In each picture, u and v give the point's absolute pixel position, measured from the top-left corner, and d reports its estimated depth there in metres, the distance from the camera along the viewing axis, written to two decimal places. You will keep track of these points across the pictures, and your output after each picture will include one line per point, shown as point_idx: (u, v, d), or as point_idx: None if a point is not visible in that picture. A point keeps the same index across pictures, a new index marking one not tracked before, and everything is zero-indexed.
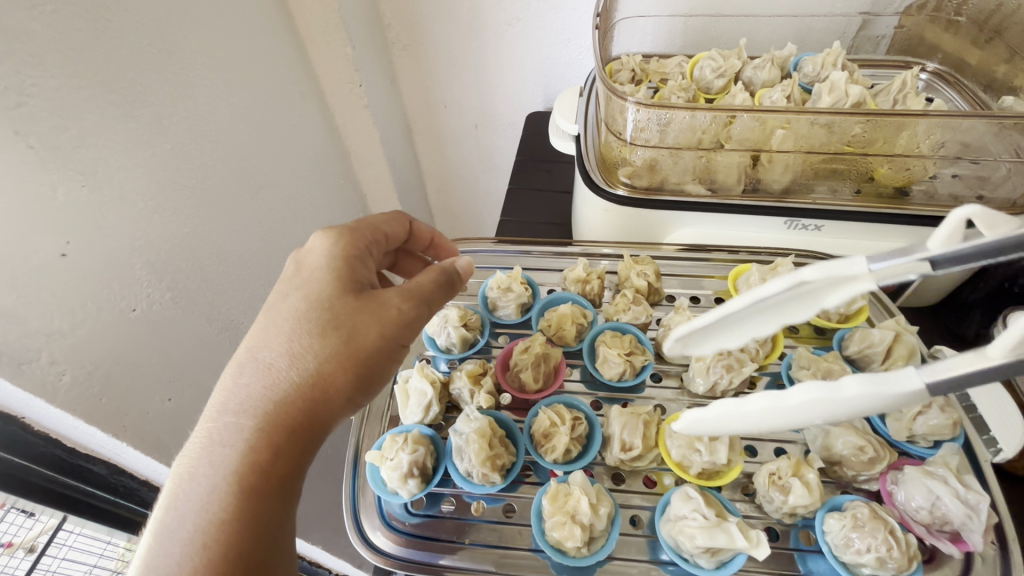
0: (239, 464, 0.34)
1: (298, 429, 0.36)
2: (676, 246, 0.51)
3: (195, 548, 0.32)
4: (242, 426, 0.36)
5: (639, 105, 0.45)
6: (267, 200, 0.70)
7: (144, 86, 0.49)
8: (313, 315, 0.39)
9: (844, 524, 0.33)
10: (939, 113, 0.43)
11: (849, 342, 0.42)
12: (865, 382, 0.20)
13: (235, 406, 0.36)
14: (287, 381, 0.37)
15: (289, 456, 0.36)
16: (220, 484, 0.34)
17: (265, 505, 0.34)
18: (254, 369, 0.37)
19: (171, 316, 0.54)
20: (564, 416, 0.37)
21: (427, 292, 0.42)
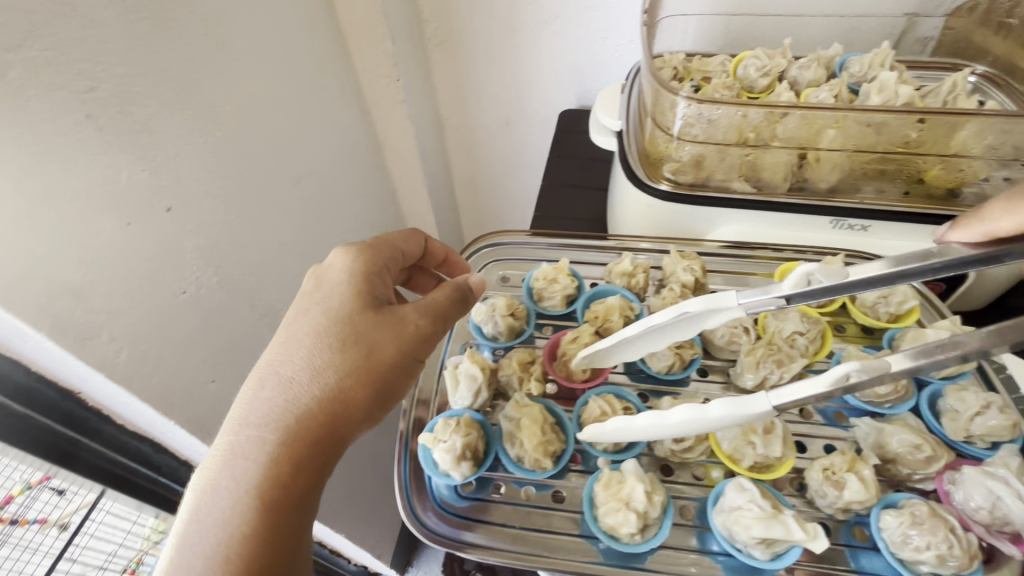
0: (261, 478, 0.36)
1: (317, 442, 0.38)
2: (718, 243, 0.51)
3: (218, 557, 0.34)
4: (264, 440, 0.37)
5: (690, 99, 0.46)
6: (308, 190, 0.71)
7: (201, 75, 0.50)
8: (334, 330, 0.41)
9: (902, 521, 0.32)
10: (995, 113, 0.43)
11: (901, 342, 0.41)
12: (726, 407, 0.30)
13: (257, 419, 0.38)
14: (308, 394, 0.39)
15: (309, 471, 0.38)
16: (243, 498, 0.36)
17: (288, 518, 0.37)
18: (275, 382, 0.39)
19: (218, 300, 0.55)
20: (615, 407, 0.38)
21: (444, 310, 0.44)
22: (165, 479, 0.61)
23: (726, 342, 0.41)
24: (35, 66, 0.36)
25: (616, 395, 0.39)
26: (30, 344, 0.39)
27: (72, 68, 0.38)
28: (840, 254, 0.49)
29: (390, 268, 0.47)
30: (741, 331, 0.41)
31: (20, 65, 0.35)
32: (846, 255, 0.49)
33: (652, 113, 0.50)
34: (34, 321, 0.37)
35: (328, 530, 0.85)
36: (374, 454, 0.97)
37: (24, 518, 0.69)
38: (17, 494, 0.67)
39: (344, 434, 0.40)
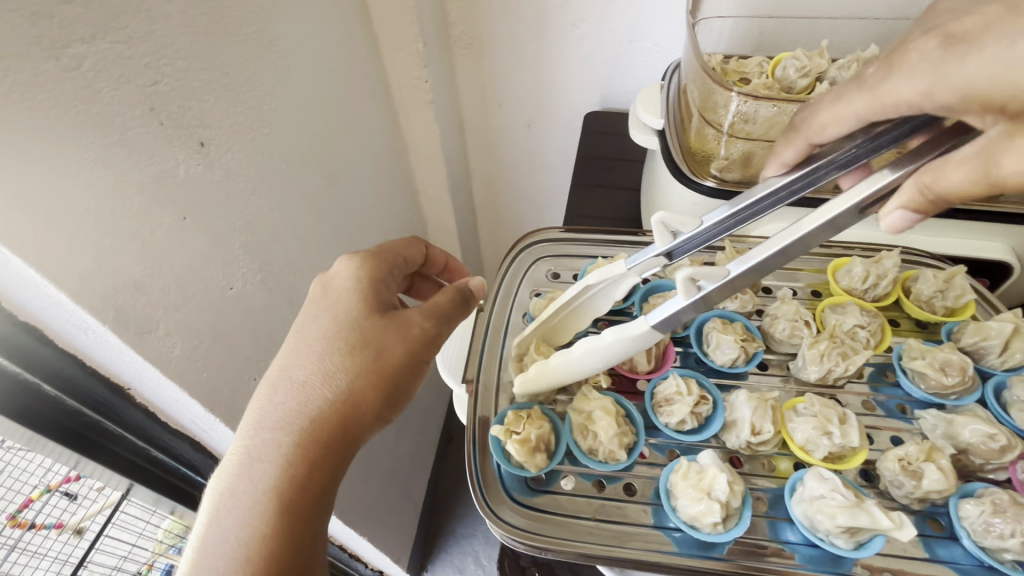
0: (278, 479, 0.37)
1: (328, 442, 0.39)
2: (764, 240, 0.51)
3: (238, 559, 0.35)
4: (279, 442, 0.38)
5: (744, 94, 0.48)
6: (340, 190, 0.71)
7: (251, 72, 0.50)
8: (340, 335, 0.41)
9: (984, 509, 0.32)
10: None
11: (961, 335, 0.41)
12: (616, 335, 0.35)
13: (270, 423, 0.39)
14: (319, 397, 0.40)
15: (323, 471, 0.38)
16: (260, 500, 0.37)
17: (305, 519, 0.37)
18: (288, 387, 0.40)
19: (260, 296, 0.55)
20: (691, 389, 0.37)
21: (445, 311, 0.44)
22: (201, 479, 0.61)
23: (787, 335, 0.40)
24: (108, 59, 0.36)
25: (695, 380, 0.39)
26: (90, 337, 0.39)
27: (140, 60, 0.38)
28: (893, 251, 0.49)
29: (393, 276, 0.48)
30: (802, 324, 0.40)
31: (93, 57, 0.35)
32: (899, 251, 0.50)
33: (700, 110, 0.51)
34: (99, 313, 0.37)
35: (352, 533, 0.85)
36: (394, 457, 0.97)
37: (41, 524, 0.69)
38: (36, 498, 0.67)
39: (355, 435, 0.40)
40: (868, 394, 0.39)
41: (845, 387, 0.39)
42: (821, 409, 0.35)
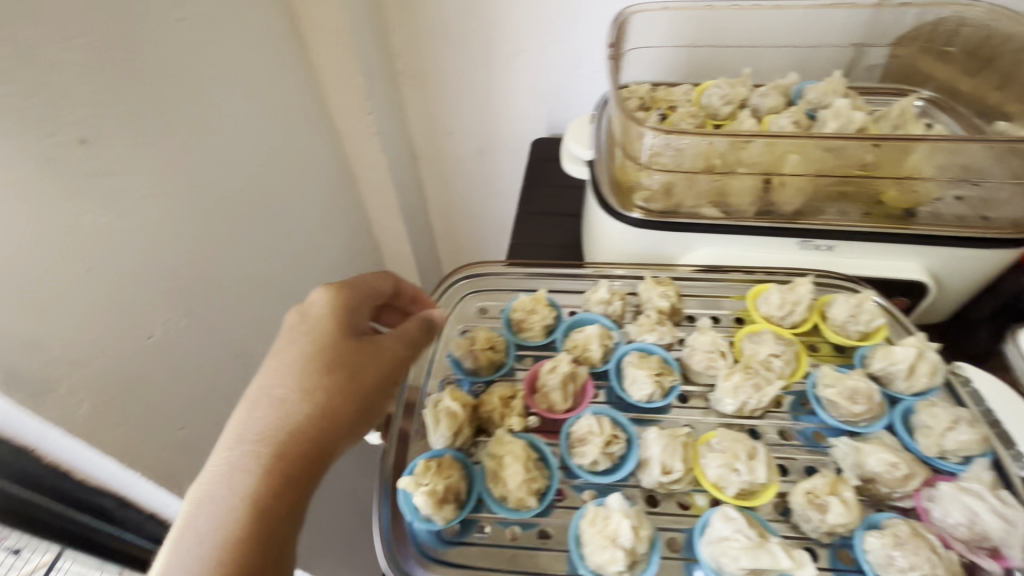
0: (253, 494, 0.34)
1: (304, 461, 0.36)
2: (692, 267, 0.51)
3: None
4: (257, 457, 0.35)
5: (656, 130, 0.47)
6: (277, 226, 0.69)
7: (170, 116, 0.50)
8: (322, 351, 0.39)
9: (885, 542, 0.30)
10: (938, 138, 0.45)
11: (871, 359, 0.39)
12: None
13: (250, 437, 0.36)
14: (297, 414, 0.37)
15: (297, 492, 0.35)
16: (232, 520, 0.34)
17: (269, 549, 0.34)
18: (267, 403, 0.37)
19: (187, 341, 0.53)
20: (604, 429, 0.35)
21: (417, 334, 0.42)
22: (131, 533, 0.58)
23: (704, 366, 0.40)
24: None
25: (610, 418, 0.37)
26: None
27: (33, 113, 0.38)
28: (812, 274, 0.50)
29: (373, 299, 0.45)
30: (717, 355, 0.40)
31: None
32: (817, 275, 0.50)
33: (622, 143, 0.51)
34: None
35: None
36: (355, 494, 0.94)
37: None
38: None
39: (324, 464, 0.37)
40: (786, 423, 0.38)
41: (764, 417, 0.38)
42: (729, 446, 0.34)
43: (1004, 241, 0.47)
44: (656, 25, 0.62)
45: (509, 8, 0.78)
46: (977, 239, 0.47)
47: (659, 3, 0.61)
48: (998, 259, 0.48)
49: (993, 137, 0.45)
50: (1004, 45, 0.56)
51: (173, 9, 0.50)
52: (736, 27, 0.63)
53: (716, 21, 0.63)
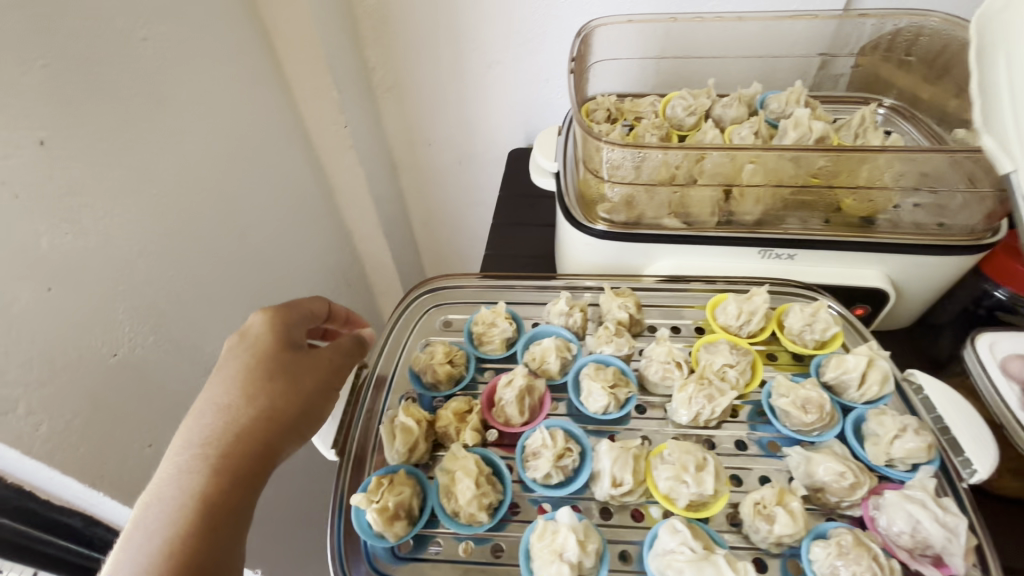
0: (199, 494, 0.35)
1: (248, 463, 0.37)
2: (655, 277, 0.51)
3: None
4: (205, 458, 0.36)
5: (613, 144, 0.48)
6: (251, 241, 0.70)
7: (135, 134, 0.50)
8: (263, 361, 0.40)
9: (829, 551, 0.31)
10: (898, 148, 0.47)
11: (825, 369, 0.39)
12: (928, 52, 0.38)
13: (197, 441, 0.37)
14: (241, 419, 0.38)
15: (241, 494, 0.36)
16: (179, 519, 0.34)
17: (214, 550, 0.34)
18: (213, 408, 0.38)
19: (154, 359, 0.53)
20: (557, 442, 0.36)
21: (352, 346, 0.44)
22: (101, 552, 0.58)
23: (660, 378, 0.40)
24: None
25: (565, 431, 0.38)
26: None
27: None
28: (766, 284, 0.50)
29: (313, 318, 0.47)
30: (673, 366, 0.40)
31: None
32: (772, 283, 0.50)
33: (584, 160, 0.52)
34: None
35: None
36: None
37: None
38: None
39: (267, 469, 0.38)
40: (742, 433, 0.38)
41: (719, 428, 0.39)
42: (678, 457, 0.34)
43: (962, 247, 0.48)
44: (620, 38, 0.63)
45: (482, 21, 0.79)
46: (936, 246, 0.48)
47: (624, 16, 0.61)
48: (957, 265, 0.49)
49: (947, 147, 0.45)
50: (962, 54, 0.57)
51: (137, 28, 0.50)
52: (704, 37, 0.63)
53: (684, 32, 0.63)
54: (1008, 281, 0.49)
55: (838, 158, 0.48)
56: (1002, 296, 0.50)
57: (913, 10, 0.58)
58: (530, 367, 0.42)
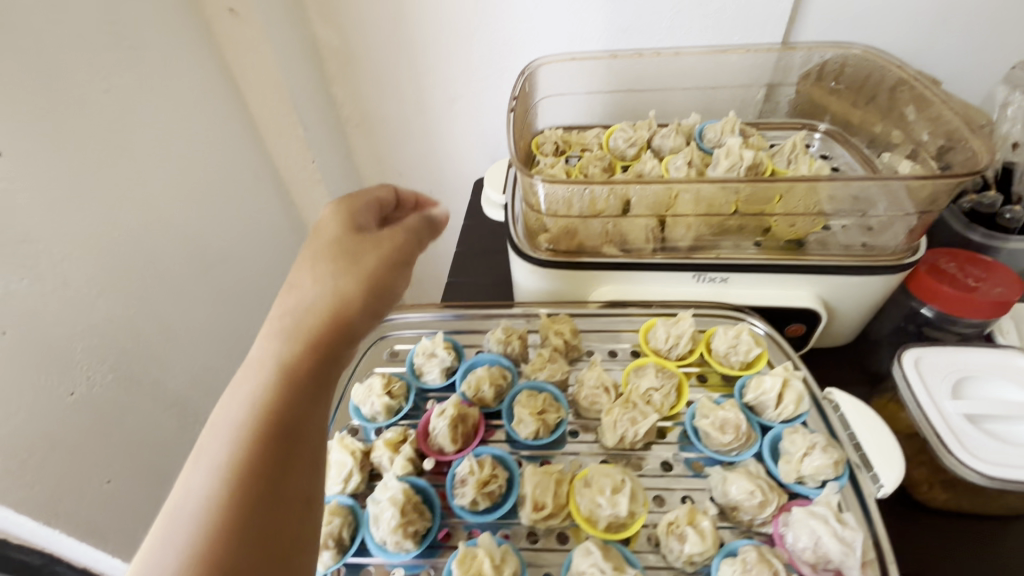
0: (277, 371, 0.31)
1: (320, 338, 0.32)
2: (598, 303, 0.54)
3: (237, 449, 0.28)
4: (278, 336, 0.32)
5: (546, 182, 0.49)
6: (217, 276, 0.72)
7: (94, 181, 0.53)
8: (334, 245, 0.36)
9: (735, 569, 0.32)
10: (836, 176, 0.48)
11: (746, 390, 0.41)
12: None
13: (276, 317, 0.34)
14: (320, 296, 0.34)
15: (314, 374, 0.32)
16: (268, 385, 0.31)
17: (291, 435, 0.30)
18: (288, 288, 0.35)
19: (114, 396, 0.55)
20: (483, 468, 0.37)
21: (420, 231, 0.40)
22: None
23: (590, 403, 0.42)
24: None
25: (495, 458, 0.39)
26: None
27: None
28: (693, 308, 0.53)
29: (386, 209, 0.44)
30: (602, 390, 0.42)
31: None
32: (698, 308, 0.53)
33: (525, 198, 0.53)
34: None
35: None
36: None
37: None
38: None
39: (350, 352, 0.35)
40: (668, 454, 0.40)
41: (648, 450, 0.40)
42: (596, 480, 0.36)
43: (883, 267, 0.49)
44: (564, 74, 0.66)
45: (444, 59, 0.82)
46: (861, 266, 0.50)
47: (568, 55, 0.64)
48: (884, 284, 0.51)
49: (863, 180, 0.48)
50: (886, 83, 0.60)
51: (98, 80, 0.53)
52: (646, 71, 0.67)
53: (628, 67, 0.66)
54: (932, 299, 0.50)
55: (761, 188, 0.49)
56: (928, 313, 0.52)
57: (837, 44, 0.62)
58: (466, 395, 0.43)
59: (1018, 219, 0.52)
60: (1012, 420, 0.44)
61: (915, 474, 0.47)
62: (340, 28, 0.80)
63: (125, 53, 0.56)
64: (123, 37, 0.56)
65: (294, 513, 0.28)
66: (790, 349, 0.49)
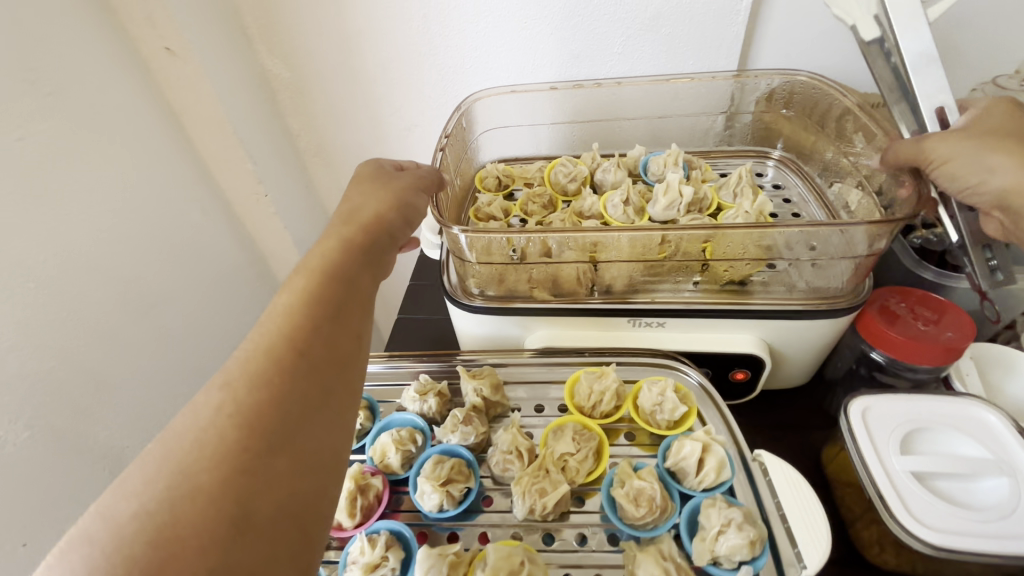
0: (372, 206, 0.38)
1: (401, 192, 0.41)
2: (530, 352, 0.51)
3: (316, 267, 0.32)
4: (370, 188, 0.41)
5: (467, 232, 0.47)
6: (160, 319, 0.70)
7: (9, 233, 0.51)
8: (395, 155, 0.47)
9: None
10: (790, 226, 0.44)
11: (668, 454, 0.39)
12: None
13: (361, 180, 0.42)
14: (391, 183, 0.41)
15: (398, 211, 0.39)
16: (343, 233, 0.35)
17: (381, 251, 0.36)
18: (370, 167, 0.43)
19: (28, 456, 0.53)
20: (376, 548, 0.35)
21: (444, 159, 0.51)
22: None
23: (501, 469, 0.40)
24: None
25: (395, 535, 0.37)
26: None
27: None
28: (611, 362, 0.51)
29: None
30: (514, 456, 0.40)
31: None
32: (617, 362, 0.51)
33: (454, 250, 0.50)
34: None
35: None
36: None
37: None
38: None
39: (403, 231, 0.39)
40: (584, 527, 0.37)
41: (562, 521, 0.38)
42: (490, 565, 0.33)
43: (836, 309, 0.46)
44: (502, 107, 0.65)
45: (397, 89, 0.78)
46: (808, 309, 0.46)
47: (506, 87, 0.62)
48: (831, 326, 0.48)
49: (813, 224, 0.44)
50: (836, 111, 0.57)
51: (11, 129, 0.51)
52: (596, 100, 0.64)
53: (576, 97, 0.64)
54: (879, 342, 0.47)
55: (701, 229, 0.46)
56: (878, 357, 0.48)
57: (782, 72, 0.60)
58: (372, 462, 0.41)
59: None
60: (968, 478, 0.41)
61: (865, 535, 0.44)
62: (288, 60, 0.77)
63: (44, 100, 0.54)
64: (41, 85, 0.54)
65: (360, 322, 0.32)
66: (721, 400, 0.47)
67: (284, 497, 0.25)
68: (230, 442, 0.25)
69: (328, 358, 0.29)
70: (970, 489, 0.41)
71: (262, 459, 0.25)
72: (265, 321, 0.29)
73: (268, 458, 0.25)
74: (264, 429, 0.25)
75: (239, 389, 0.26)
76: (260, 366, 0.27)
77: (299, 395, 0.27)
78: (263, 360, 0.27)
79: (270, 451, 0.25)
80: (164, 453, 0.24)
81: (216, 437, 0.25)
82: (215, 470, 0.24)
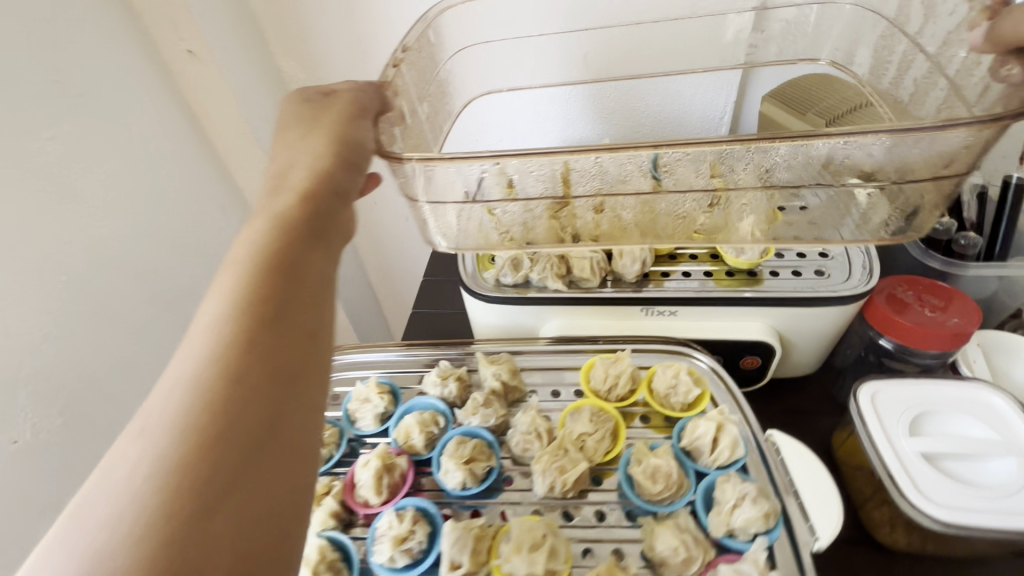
0: (297, 184, 0.32)
1: (330, 154, 0.34)
2: (547, 339, 0.52)
3: (245, 265, 0.28)
4: (296, 158, 0.34)
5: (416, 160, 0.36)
6: (183, 313, 0.72)
7: (45, 228, 0.53)
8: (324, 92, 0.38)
9: None
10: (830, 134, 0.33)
11: (683, 433, 0.41)
12: None
13: (286, 146, 0.35)
14: (319, 142, 0.34)
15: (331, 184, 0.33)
16: (265, 227, 0.30)
17: (313, 237, 0.30)
18: (291, 123, 0.36)
19: (60, 443, 0.55)
20: (405, 521, 0.37)
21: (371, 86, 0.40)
22: None
23: (522, 449, 0.41)
24: None
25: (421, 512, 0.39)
26: None
27: None
28: (624, 349, 0.51)
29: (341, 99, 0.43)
30: (534, 437, 0.41)
31: None
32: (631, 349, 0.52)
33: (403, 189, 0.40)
34: None
35: None
36: None
37: None
38: None
39: (348, 179, 0.34)
40: (602, 504, 0.39)
41: (581, 499, 0.39)
42: (515, 537, 0.35)
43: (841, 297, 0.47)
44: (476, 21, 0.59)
45: None
46: (815, 297, 0.47)
47: None
48: (838, 314, 0.49)
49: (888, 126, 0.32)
50: (892, 56, 0.51)
51: (43, 128, 0.53)
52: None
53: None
54: (887, 329, 0.48)
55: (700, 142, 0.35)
56: (886, 344, 0.50)
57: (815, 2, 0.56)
58: (397, 443, 0.43)
59: (972, 244, 0.52)
60: (976, 459, 0.42)
61: (875, 515, 0.45)
62: (304, 62, 0.79)
63: (73, 100, 0.56)
64: (69, 86, 0.56)
65: (301, 329, 0.27)
66: (734, 384, 0.49)
67: (229, 561, 0.22)
68: (148, 515, 0.21)
69: (261, 388, 0.25)
70: (976, 468, 0.42)
71: (193, 525, 0.21)
72: (177, 365, 0.25)
73: (201, 521, 0.22)
74: (193, 486, 0.22)
75: (157, 439, 0.23)
76: (172, 420, 0.23)
77: (227, 445, 0.23)
78: (186, 397, 0.24)
79: (203, 511, 0.22)
80: (77, 533, 0.21)
81: (137, 504, 0.21)
82: (133, 549, 0.20)
